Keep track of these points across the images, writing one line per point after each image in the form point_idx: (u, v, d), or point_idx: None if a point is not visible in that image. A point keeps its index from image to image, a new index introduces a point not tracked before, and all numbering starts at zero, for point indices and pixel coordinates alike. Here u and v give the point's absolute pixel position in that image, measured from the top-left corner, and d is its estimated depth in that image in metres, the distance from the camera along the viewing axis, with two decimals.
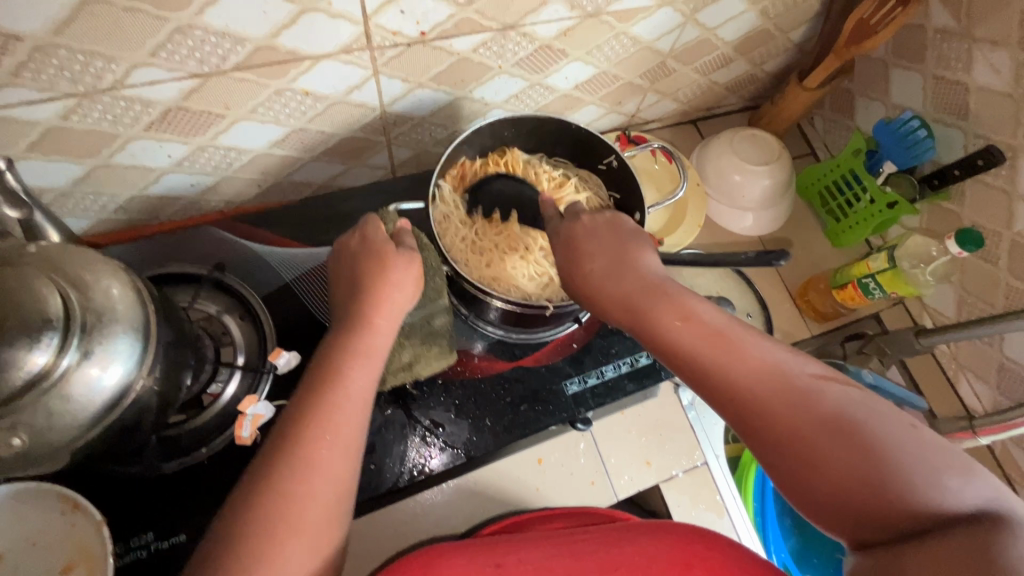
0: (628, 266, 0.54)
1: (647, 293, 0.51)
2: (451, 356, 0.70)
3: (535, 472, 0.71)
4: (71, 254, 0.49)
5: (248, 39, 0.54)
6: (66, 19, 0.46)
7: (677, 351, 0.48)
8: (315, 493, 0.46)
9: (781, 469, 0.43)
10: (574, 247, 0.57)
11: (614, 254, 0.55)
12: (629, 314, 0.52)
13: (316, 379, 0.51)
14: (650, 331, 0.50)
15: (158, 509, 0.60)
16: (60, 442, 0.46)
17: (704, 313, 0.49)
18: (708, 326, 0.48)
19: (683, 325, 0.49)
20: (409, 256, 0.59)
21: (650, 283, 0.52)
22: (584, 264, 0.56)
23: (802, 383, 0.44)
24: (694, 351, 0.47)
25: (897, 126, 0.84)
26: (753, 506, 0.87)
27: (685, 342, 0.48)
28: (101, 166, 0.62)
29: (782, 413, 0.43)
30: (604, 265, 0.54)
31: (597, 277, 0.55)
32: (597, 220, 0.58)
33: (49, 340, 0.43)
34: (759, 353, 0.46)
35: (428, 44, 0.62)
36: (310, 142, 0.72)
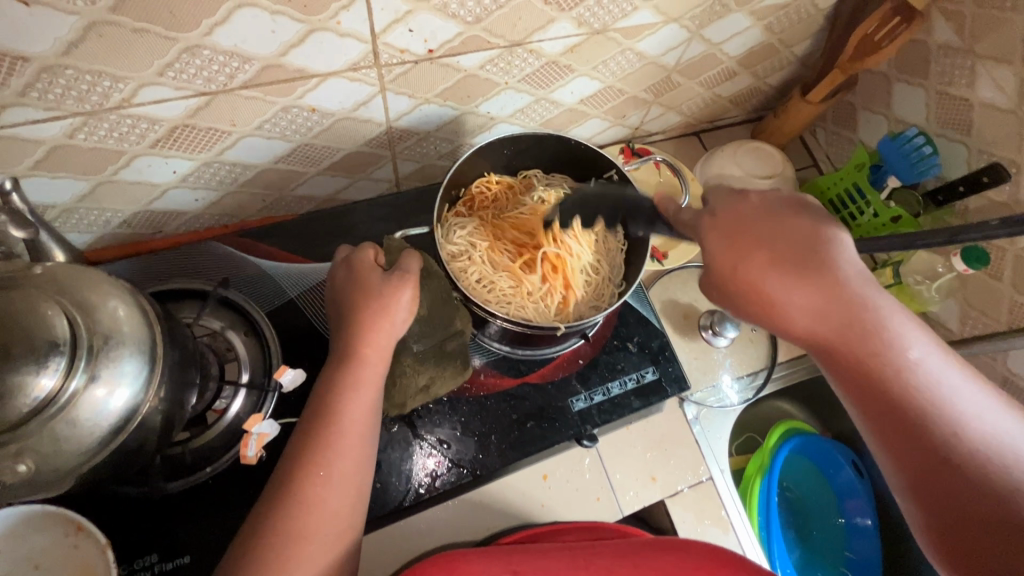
0: (818, 268, 0.50)
1: (841, 303, 0.49)
2: (468, 371, 0.69)
3: (540, 488, 0.72)
4: (77, 276, 0.49)
5: (255, 58, 0.53)
6: (74, 40, 0.46)
7: (856, 366, 0.49)
8: (310, 529, 0.48)
9: (924, 502, 0.46)
10: (742, 251, 0.52)
11: (802, 257, 0.50)
12: (804, 324, 0.50)
13: (313, 411, 0.53)
14: (831, 344, 0.50)
15: (162, 530, 0.60)
16: (66, 468, 0.45)
17: (891, 335, 0.49)
18: (896, 349, 0.48)
19: (887, 356, 0.48)
20: (397, 281, 0.58)
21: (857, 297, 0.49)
22: (745, 262, 0.52)
23: (976, 434, 0.46)
24: (879, 375, 0.48)
25: (901, 143, 0.84)
26: (759, 520, 0.86)
27: (872, 363, 0.48)
28: (106, 182, 0.62)
29: (952, 458, 0.45)
30: (785, 272, 0.50)
31: (773, 285, 0.51)
32: (761, 205, 0.54)
33: (55, 364, 0.43)
34: (947, 391, 0.47)
35: (436, 61, 0.62)
36: (315, 157, 0.71)
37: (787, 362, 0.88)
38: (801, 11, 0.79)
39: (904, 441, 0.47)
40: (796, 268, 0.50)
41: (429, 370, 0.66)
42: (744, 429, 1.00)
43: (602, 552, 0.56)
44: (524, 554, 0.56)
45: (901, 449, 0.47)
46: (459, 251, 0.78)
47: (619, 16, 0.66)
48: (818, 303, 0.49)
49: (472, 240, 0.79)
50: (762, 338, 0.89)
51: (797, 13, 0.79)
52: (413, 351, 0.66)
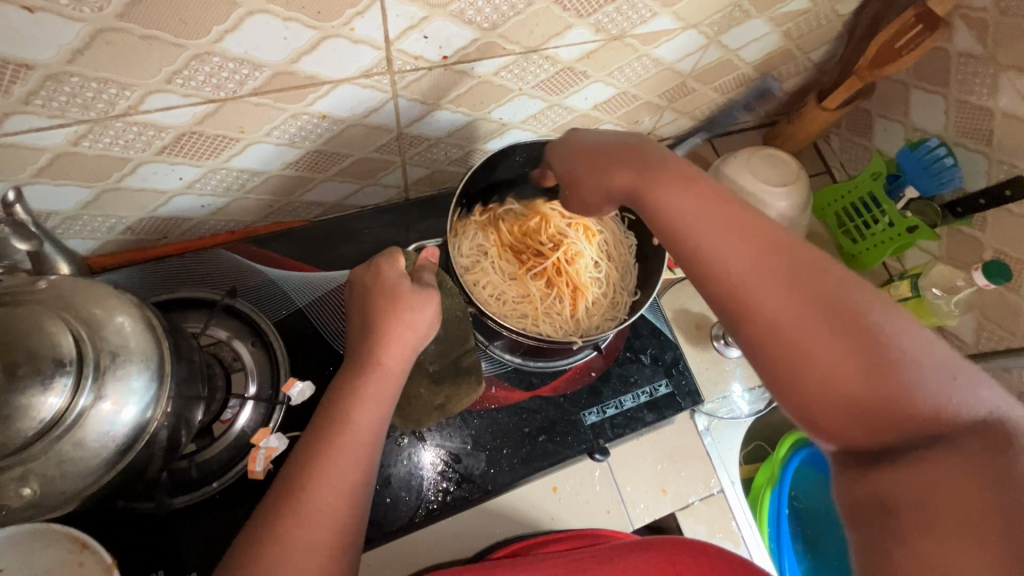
0: (633, 150, 0.53)
1: (647, 172, 0.51)
2: (482, 387, 0.68)
3: (551, 500, 0.70)
4: (83, 289, 0.47)
5: (265, 65, 0.52)
6: (80, 47, 0.44)
7: (673, 221, 0.48)
8: (326, 547, 0.45)
9: (769, 362, 0.42)
10: (579, 154, 0.57)
11: (623, 146, 0.54)
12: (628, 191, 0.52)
13: (332, 422, 0.51)
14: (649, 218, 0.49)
15: (168, 545, 0.59)
16: (72, 490, 0.44)
17: (706, 186, 0.49)
18: (708, 196, 0.47)
19: (689, 215, 0.47)
20: (424, 292, 0.57)
21: (658, 176, 0.50)
22: (585, 165, 0.56)
23: (799, 265, 0.43)
24: (695, 224, 0.46)
25: (921, 153, 0.83)
26: (769, 532, 0.85)
27: (690, 214, 0.47)
28: (110, 190, 0.61)
29: (772, 292, 0.42)
30: (604, 160, 0.54)
31: (596, 173, 0.55)
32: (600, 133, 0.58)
33: (62, 384, 0.42)
34: (759, 232, 0.45)
35: (450, 67, 0.61)
36: (324, 163, 0.70)
37: None
38: (821, 16, 0.77)
39: (719, 294, 0.44)
40: (617, 158, 0.53)
41: (445, 389, 0.66)
42: (754, 438, 0.99)
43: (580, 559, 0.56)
44: (504, 565, 0.56)
45: (721, 306, 0.45)
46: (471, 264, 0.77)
47: (637, 22, 0.65)
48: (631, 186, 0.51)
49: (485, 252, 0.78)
50: None
51: (816, 19, 0.77)
52: (429, 372, 0.65)
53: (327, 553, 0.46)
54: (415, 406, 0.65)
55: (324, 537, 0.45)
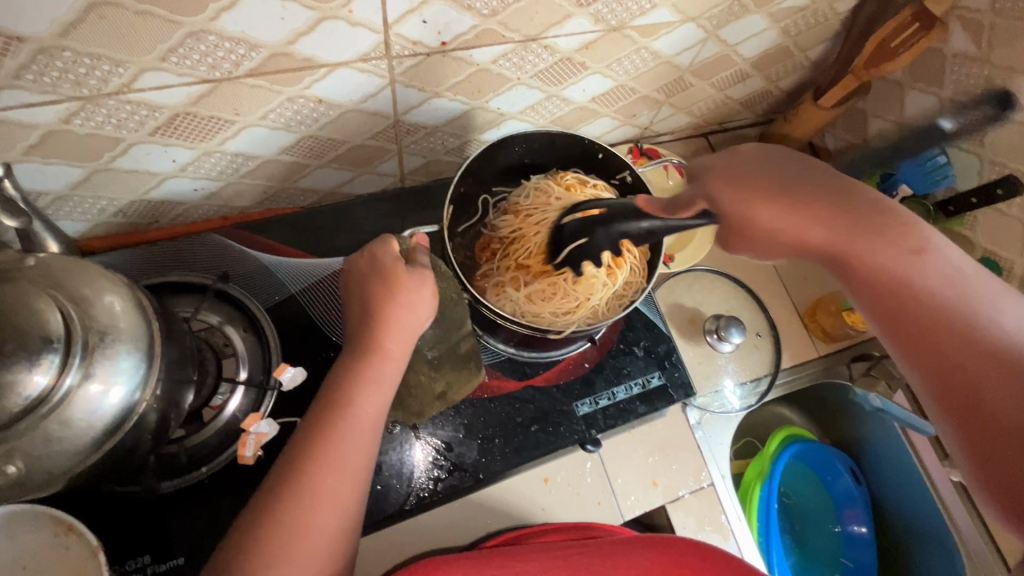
0: (830, 186, 0.49)
1: (841, 224, 0.47)
2: (482, 373, 0.67)
3: (541, 491, 0.71)
4: (71, 268, 0.47)
5: (262, 45, 0.51)
6: (73, 21, 0.44)
7: (879, 281, 0.46)
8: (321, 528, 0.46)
9: (967, 428, 0.42)
10: (731, 181, 0.51)
11: (814, 184, 0.49)
12: (808, 243, 0.48)
13: (325, 406, 0.50)
14: (850, 259, 0.47)
15: (156, 529, 0.58)
16: (58, 469, 0.43)
17: (922, 243, 0.46)
18: (932, 260, 0.45)
19: (910, 268, 0.45)
20: (421, 276, 0.56)
21: (868, 221, 0.47)
22: (749, 198, 0.49)
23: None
24: (918, 288, 0.45)
25: (915, 150, 0.84)
26: (758, 526, 0.86)
27: (908, 273, 0.45)
28: (102, 170, 0.60)
29: (994, 383, 0.41)
30: (789, 201, 0.48)
31: (762, 217, 0.49)
32: (767, 152, 0.53)
33: (49, 361, 0.41)
34: (992, 308, 0.43)
35: (448, 54, 0.60)
36: (319, 149, 0.69)
37: (792, 368, 0.87)
38: (819, 13, 0.77)
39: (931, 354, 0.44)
40: (800, 202, 0.48)
41: (444, 376, 0.66)
42: (745, 433, 0.99)
43: (581, 552, 0.56)
44: (506, 557, 0.55)
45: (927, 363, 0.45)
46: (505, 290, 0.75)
47: (636, 13, 0.65)
48: (826, 225, 0.47)
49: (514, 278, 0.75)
50: (766, 343, 0.87)
51: (814, 16, 0.78)
52: (428, 359, 0.65)
53: (321, 536, 0.46)
54: (416, 394, 0.64)
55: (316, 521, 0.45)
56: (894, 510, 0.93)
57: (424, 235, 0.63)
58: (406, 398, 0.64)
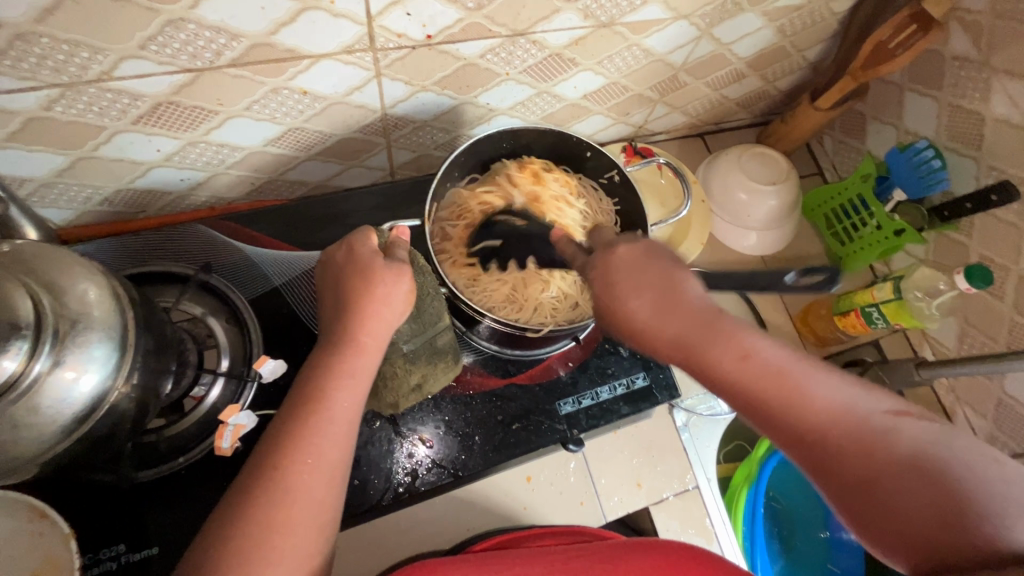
0: (653, 279, 0.48)
1: (694, 319, 0.45)
2: (459, 367, 0.69)
3: (523, 490, 0.70)
4: (46, 255, 0.47)
5: (243, 35, 0.51)
6: (49, 6, 0.43)
7: (719, 378, 0.43)
8: (293, 521, 0.45)
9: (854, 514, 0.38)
10: (605, 276, 0.50)
11: (643, 277, 0.48)
12: (660, 345, 0.46)
13: (299, 400, 0.50)
14: (691, 360, 0.44)
15: (132, 519, 0.58)
16: (27, 456, 0.44)
17: (740, 328, 0.44)
18: (757, 341, 0.43)
19: (737, 356, 0.43)
20: (397, 270, 0.56)
21: (694, 311, 0.45)
22: (618, 292, 0.49)
23: (858, 415, 0.40)
24: (751, 375, 0.42)
25: (909, 154, 0.82)
26: (742, 531, 0.85)
27: (728, 357, 0.43)
28: (86, 158, 0.60)
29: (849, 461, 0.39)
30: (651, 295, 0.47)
31: (639, 316, 0.47)
32: (636, 247, 0.51)
33: (17, 347, 0.41)
34: (814, 384, 0.41)
35: (434, 47, 0.60)
36: (306, 142, 0.69)
37: None
38: (815, 13, 0.76)
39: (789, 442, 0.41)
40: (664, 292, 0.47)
41: (421, 368, 0.64)
42: (734, 437, 0.98)
43: (580, 556, 0.57)
44: (501, 562, 0.56)
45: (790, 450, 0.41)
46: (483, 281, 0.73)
47: (626, 10, 0.64)
48: (667, 324, 0.46)
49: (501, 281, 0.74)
50: None
51: (810, 16, 0.77)
52: (404, 352, 0.62)
53: (292, 531, 0.45)
54: (392, 386, 0.63)
55: (290, 515, 0.45)
56: None
57: (404, 229, 0.62)
58: (382, 391, 0.63)
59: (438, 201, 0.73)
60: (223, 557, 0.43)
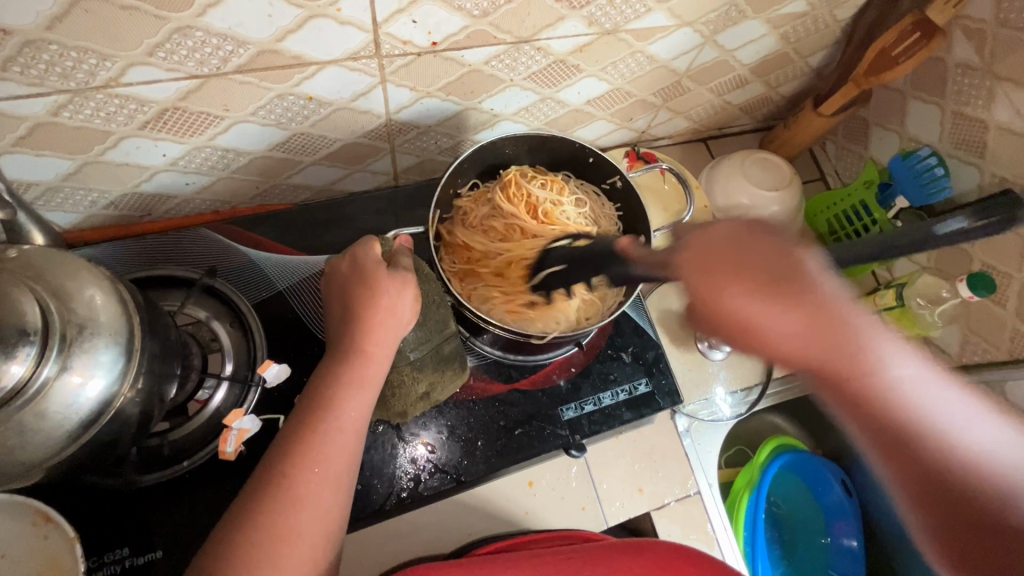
0: (788, 280, 0.35)
1: (841, 348, 0.35)
2: (465, 373, 0.68)
3: (525, 495, 0.70)
4: (54, 261, 0.47)
5: (250, 42, 0.51)
6: (58, 14, 0.44)
7: (864, 412, 0.37)
8: (298, 528, 0.46)
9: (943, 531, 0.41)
10: (711, 278, 0.36)
11: (769, 268, 0.35)
12: (796, 365, 0.36)
13: (304, 406, 0.50)
14: (837, 389, 0.36)
15: (135, 522, 0.59)
16: (34, 461, 0.44)
17: (890, 350, 0.36)
18: (908, 372, 0.37)
19: (888, 391, 0.36)
20: (402, 280, 0.56)
21: (845, 328, 0.35)
22: (731, 296, 0.35)
23: (994, 458, 0.39)
24: (901, 415, 0.37)
25: (912, 162, 0.83)
26: (744, 537, 0.85)
27: (879, 391, 0.36)
28: (92, 163, 0.60)
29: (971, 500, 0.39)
30: (789, 303, 0.35)
31: (771, 331, 0.35)
32: (739, 224, 0.38)
33: (25, 353, 0.41)
34: (958, 424, 0.38)
35: (439, 54, 0.60)
36: (311, 146, 0.69)
37: (784, 377, 0.87)
38: (819, 20, 0.77)
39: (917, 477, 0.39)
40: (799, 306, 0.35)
41: (428, 375, 0.64)
42: (736, 442, 0.98)
43: (574, 556, 0.58)
44: (497, 563, 0.57)
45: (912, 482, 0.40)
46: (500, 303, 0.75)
47: (631, 17, 0.64)
48: (813, 350, 0.35)
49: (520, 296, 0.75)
50: None
51: (814, 23, 0.77)
52: (410, 360, 0.63)
53: (297, 537, 0.46)
54: (400, 396, 0.63)
55: (294, 521, 0.46)
56: (885, 524, 0.92)
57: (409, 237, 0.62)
58: (389, 399, 0.63)
59: (439, 210, 0.74)
60: (228, 563, 0.44)
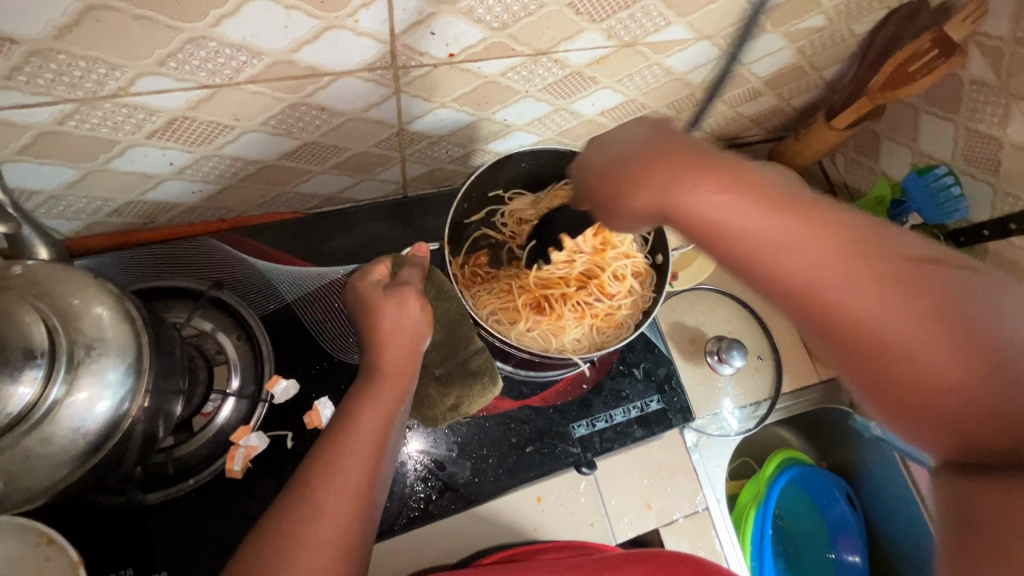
0: (649, 132, 0.43)
1: (694, 175, 0.40)
2: (496, 388, 0.64)
3: (534, 510, 0.69)
4: (58, 277, 0.45)
5: (264, 53, 0.50)
6: (68, 24, 0.42)
7: (715, 232, 0.39)
8: None
9: (857, 363, 0.36)
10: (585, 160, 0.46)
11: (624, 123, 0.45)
12: (645, 202, 0.42)
13: (325, 436, 0.49)
14: (684, 212, 0.40)
15: (139, 542, 0.57)
16: (37, 487, 0.42)
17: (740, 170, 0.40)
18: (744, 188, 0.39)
19: (709, 202, 0.39)
20: (399, 297, 0.55)
21: (682, 154, 0.41)
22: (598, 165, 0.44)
23: (868, 255, 0.36)
24: (747, 225, 0.38)
25: (928, 180, 0.82)
26: (751, 552, 0.84)
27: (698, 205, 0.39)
28: (97, 171, 0.58)
29: (867, 305, 0.35)
30: (622, 156, 0.43)
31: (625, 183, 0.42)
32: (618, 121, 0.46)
33: (32, 375, 0.40)
34: (821, 227, 0.37)
35: (456, 65, 0.59)
36: (321, 155, 0.67)
37: (792, 393, 0.86)
38: (836, 34, 0.76)
39: (795, 292, 0.37)
40: (652, 157, 0.41)
41: (455, 390, 0.64)
42: (742, 454, 0.97)
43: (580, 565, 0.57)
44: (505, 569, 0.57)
45: (797, 303, 0.38)
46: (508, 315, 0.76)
47: (650, 30, 0.63)
48: (652, 184, 0.41)
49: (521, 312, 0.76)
50: (767, 366, 0.85)
51: (831, 37, 0.76)
52: (436, 376, 0.64)
53: None
54: (428, 404, 0.65)
55: None
56: (888, 539, 0.92)
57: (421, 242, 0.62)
58: (418, 410, 0.65)
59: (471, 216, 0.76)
60: None
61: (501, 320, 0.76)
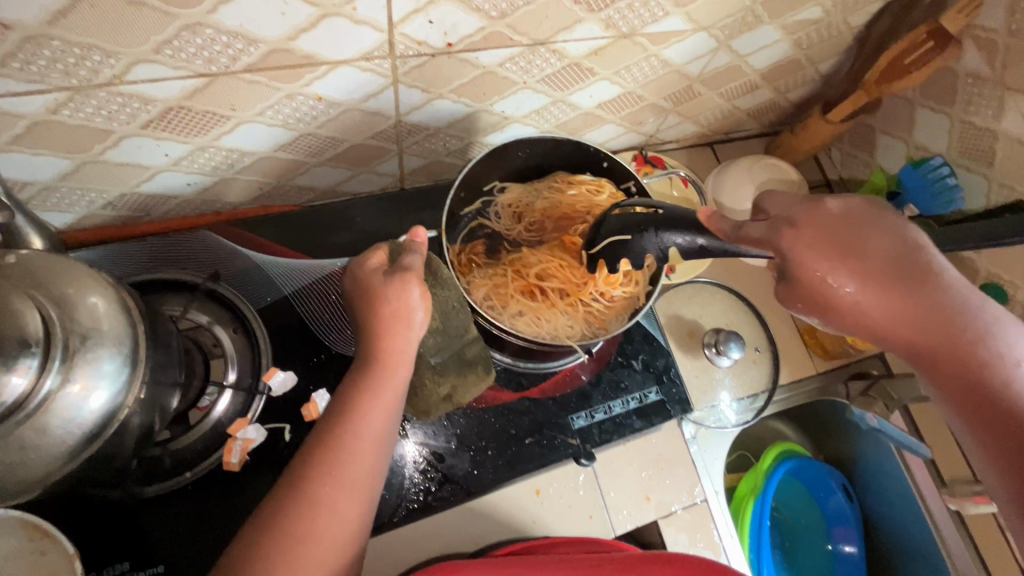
0: (898, 249, 0.44)
1: (937, 310, 0.42)
2: (490, 376, 0.67)
3: (532, 503, 0.69)
4: (53, 266, 0.45)
5: (261, 40, 0.49)
6: (62, 9, 0.42)
7: (947, 365, 0.42)
8: (317, 557, 0.44)
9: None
10: (802, 246, 0.44)
11: (862, 221, 0.45)
12: (889, 326, 0.43)
13: (323, 429, 0.48)
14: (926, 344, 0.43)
15: (135, 536, 0.57)
16: (32, 477, 0.42)
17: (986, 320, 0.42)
18: (982, 339, 0.42)
19: (963, 344, 0.42)
20: (400, 281, 0.53)
21: (947, 293, 0.42)
22: (827, 267, 0.44)
23: None
24: (988, 372, 0.41)
25: (925, 171, 0.81)
26: (749, 544, 0.84)
27: (950, 341, 0.42)
28: (92, 162, 0.58)
29: None
30: (866, 268, 0.43)
31: (849, 294, 0.44)
32: (845, 203, 0.46)
33: (27, 364, 0.39)
34: None
35: (454, 55, 0.59)
36: (318, 147, 0.67)
37: (788, 384, 0.86)
38: (832, 27, 0.76)
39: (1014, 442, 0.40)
40: (892, 278, 0.43)
41: (450, 379, 0.64)
42: (739, 447, 0.98)
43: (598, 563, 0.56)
44: (521, 565, 0.56)
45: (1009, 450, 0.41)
46: (501, 300, 0.75)
47: (648, 20, 0.63)
48: (910, 313, 0.42)
49: (516, 298, 0.75)
50: (764, 358, 0.86)
51: (827, 30, 0.76)
52: (432, 364, 0.63)
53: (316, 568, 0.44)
54: (422, 396, 0.64)
55: (312, 549, 0.44)
56: (885, 531, 0.92)
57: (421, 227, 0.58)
58: (414, 400, 0.65)
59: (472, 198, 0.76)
60: None
61: (493, 304, 0.74)
